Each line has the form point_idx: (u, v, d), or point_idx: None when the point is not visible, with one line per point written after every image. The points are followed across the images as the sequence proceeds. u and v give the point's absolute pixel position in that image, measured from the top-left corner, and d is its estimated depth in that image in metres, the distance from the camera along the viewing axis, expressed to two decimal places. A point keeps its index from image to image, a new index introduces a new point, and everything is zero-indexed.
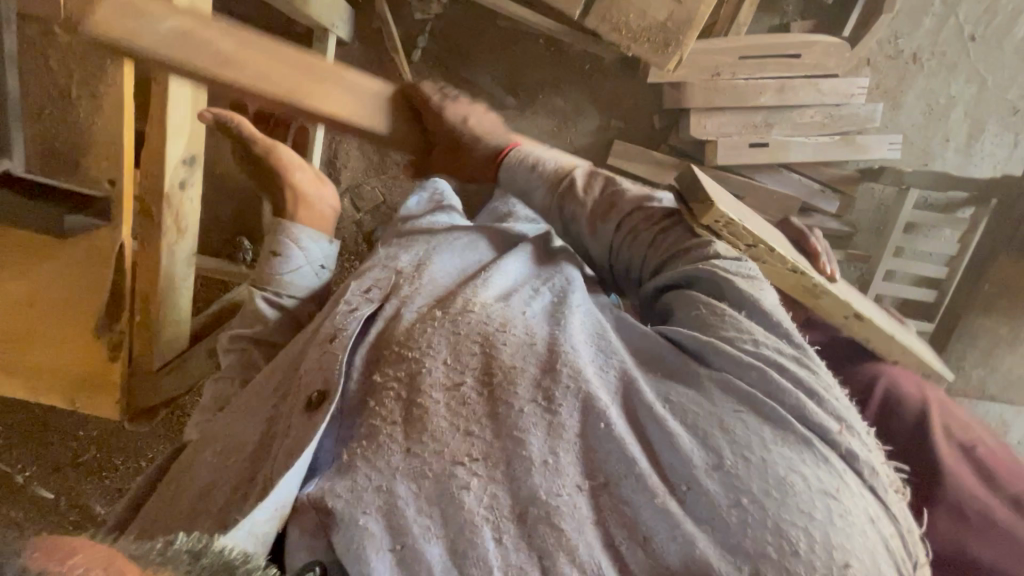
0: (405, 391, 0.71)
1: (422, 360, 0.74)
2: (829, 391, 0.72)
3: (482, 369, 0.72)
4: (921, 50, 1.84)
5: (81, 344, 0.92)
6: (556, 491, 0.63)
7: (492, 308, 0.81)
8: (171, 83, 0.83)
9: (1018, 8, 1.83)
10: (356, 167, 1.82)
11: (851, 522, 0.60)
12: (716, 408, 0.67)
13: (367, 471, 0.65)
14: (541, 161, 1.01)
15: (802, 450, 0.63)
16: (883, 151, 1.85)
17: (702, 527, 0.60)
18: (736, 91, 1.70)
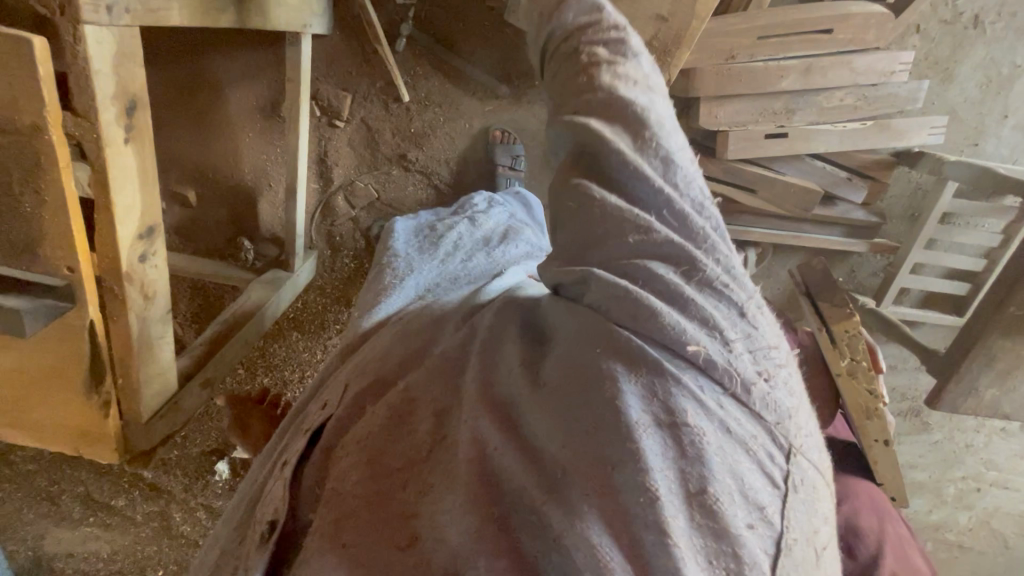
0: (337, 460, 0.62)
1: (348, 454, 0.61)
2: (725, 291, 0.53)
3: (394, 423, 0.60)
4: (984, 12, 1.57)
5: (74, 402, 0.98)
6: (455, 523, 0.51)
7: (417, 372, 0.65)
8: (111, 170, 0.80)
9: None
10: (347, 164, 1.76)
11: (712, 454, 0.47)
12: (561, 353, 0.54)
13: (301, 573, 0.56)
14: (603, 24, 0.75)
15: (650, 384, 0.48)
16: (922, 136, 1.64)
17: (560, 503, 0.48)
18: (754, 76, 1.51)
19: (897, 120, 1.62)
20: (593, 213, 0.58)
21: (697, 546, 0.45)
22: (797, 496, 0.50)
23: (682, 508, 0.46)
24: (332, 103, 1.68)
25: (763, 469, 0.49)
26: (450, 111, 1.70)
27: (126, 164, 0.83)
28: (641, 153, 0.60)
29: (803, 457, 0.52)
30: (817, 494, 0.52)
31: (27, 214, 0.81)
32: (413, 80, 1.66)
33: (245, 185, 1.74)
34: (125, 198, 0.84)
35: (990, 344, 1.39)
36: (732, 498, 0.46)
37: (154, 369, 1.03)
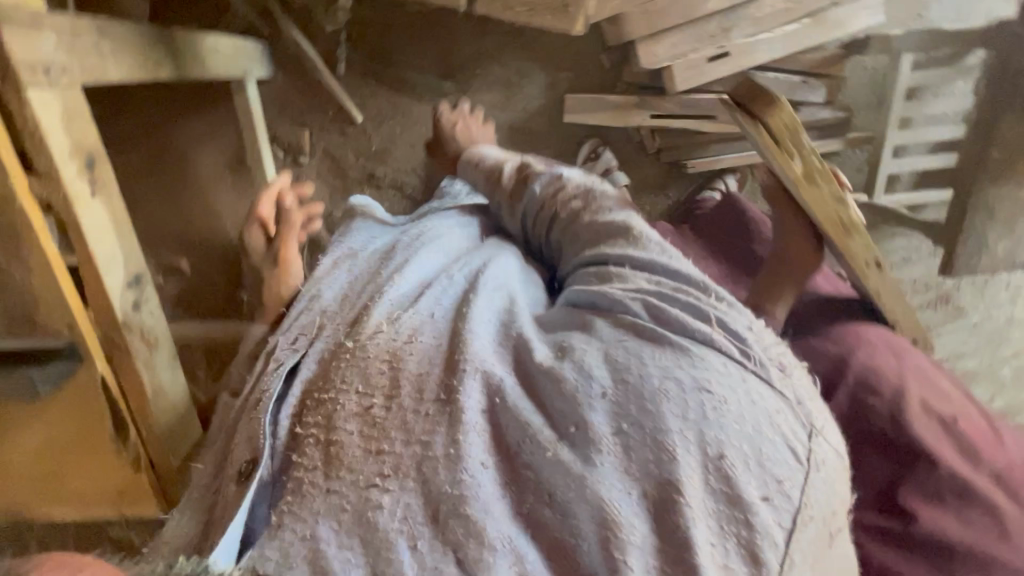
0: (322, 414, 0.74)
1: (338, 397, 0.75)
2: (739, 321, 0.77)
3: (390, 383, 0.74)
4: None
5: (100, 465, 0.99)
6: (463, 466, 0.67)
7: (402, 326, 0.85)
8: (84, 226, 0.85)
9: None
10: (321, 197, 1.80)
11: (725, 413, 0.68)
12: (604, 341, 0.76)
13: (292, 524, 0.67)
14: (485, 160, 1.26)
15: (675, 358, 0.71)
16: (863, 20, 1.64)
17: (597, 454, 0.66)
18: (680, 5, 1.54)
19: (835, 10, 1.62)
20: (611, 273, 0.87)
21: (711, 507, 0.65)
22: (816, 473, 0.68)
23: (699, 469, 0.66)
24: (292, 142, 1.73)
25: (770, 433, 0.68)
26: (404, 120, 1.75)
27: (97, 216, 0.87)
28: (633, 246, 0.90)
29: (819, 435, 0.71)
30: (817, 455, 0.70)
31: (18, 285, 0.85)
32: (362, 100, 1.72)
33: (229, 241, 1.77)
34: (105, 250, 0.89)
35: (986, 194, 1.36)
36: (737, 442, 0.67)
37: (171, 413, 1.04)
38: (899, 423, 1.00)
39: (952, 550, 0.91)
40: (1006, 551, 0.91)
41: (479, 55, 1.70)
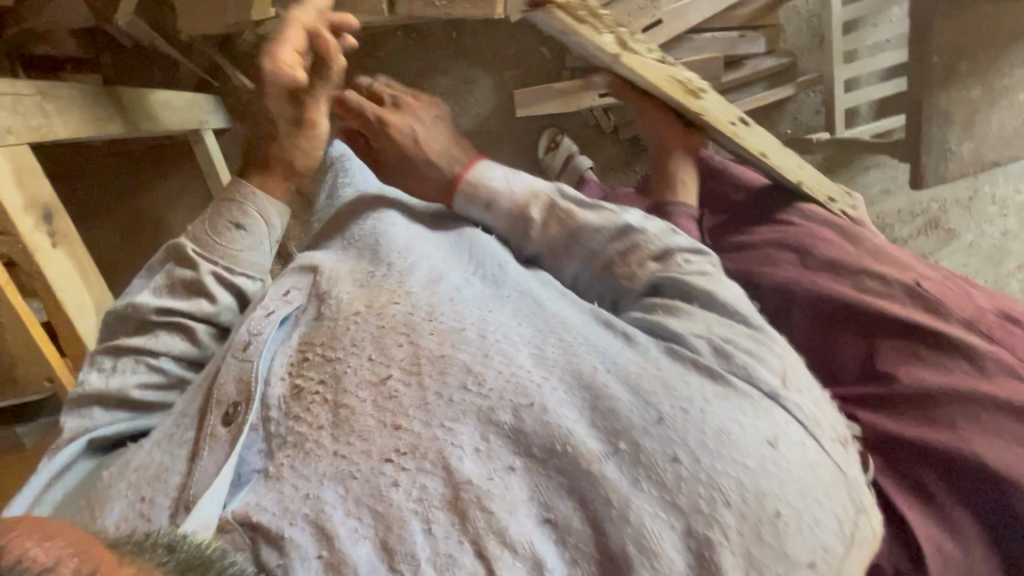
0: (330, 389, 0.67)
1: (346, 358, 0.69)
2: (801, 376, 0.67)
3: (410, 355, 0.67)
4: None
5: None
6: (486, 474, 0.59)
7: (418, 295, 0.74)
8: (46, 270, 0.86)
9: None
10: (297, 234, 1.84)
11: (783, 469, 0.57)
12: (660, 369, 0.64)
13: (293, 481, 0.62)
14: (495, 200, 0.86)
15: (741, 402, 0.61)
16: None
17: (643, 482, 0.57)
18: None
19: None
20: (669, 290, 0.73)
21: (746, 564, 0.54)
22: (856, 545, 0.58)
23: (741, 526, 0.55)
24: None
25: (825, 498, 0.58)
26: None
27: (62, 264, 0.89)
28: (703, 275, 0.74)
29: (870, 512, 0.61)
30: (864, 537, 0.59)
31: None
32: None
33: None
34: (68, 292, 0.89)
35: (937, 102, 1.38)
36: (795, 501, 0.56)
37: None
38: (890, 285, 0.92)
39: (935, 405, 0.78)
40: (988, 387, 0.78)
41: (425, 70, 1.75)
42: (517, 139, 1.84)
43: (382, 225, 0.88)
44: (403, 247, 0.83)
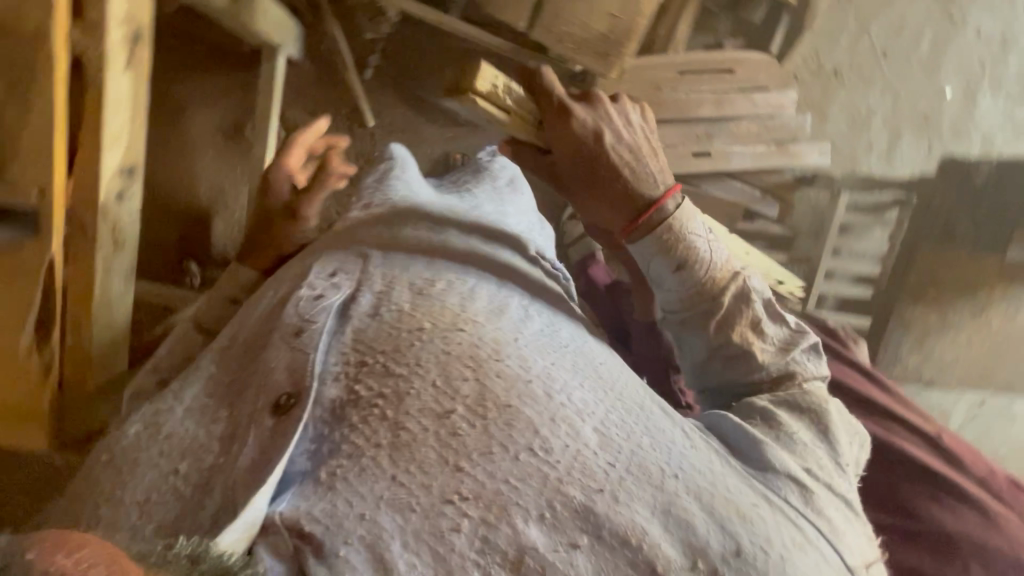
0: (386, 408, 0.63)
1: (410, 377, 0.66)
2: (861, 529, 0.71)
3: (477, 395, 0.65)
4: (841, 66, 2.00)
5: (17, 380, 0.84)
6: (553, 546, 0.57)
7: (484, 328, 0.74)
8: (109, 95, 0.80)
9: (921, 30, 2.01)
10: None
11: None
12: (735, 495, 0.65)
13: (347, 496, 0.57)
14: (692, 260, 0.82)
15: (814, 555, 0.63)
16: (815, 159, 1.96)
17: None
18: (678, 104, 1.80)
19: (794, 145, 1.93)
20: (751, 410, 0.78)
21: None
22: None
23: None
24: (298, 126, 1.73)
25: None
26: (412, 137, 1.83)
27: (126, 102, 0.83)
28: (792, 400, 0.79)
29: None
30: None
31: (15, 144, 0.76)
32: (377, 108, 1.79)
33: (198, 205, 1.69)
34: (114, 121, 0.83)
35: None
36: None
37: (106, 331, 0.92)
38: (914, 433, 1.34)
39: (954, 544, 1.11)
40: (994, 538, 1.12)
41: None
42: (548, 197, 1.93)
43: (449, 242, 0.88)
44: (461, 270, 0.83)
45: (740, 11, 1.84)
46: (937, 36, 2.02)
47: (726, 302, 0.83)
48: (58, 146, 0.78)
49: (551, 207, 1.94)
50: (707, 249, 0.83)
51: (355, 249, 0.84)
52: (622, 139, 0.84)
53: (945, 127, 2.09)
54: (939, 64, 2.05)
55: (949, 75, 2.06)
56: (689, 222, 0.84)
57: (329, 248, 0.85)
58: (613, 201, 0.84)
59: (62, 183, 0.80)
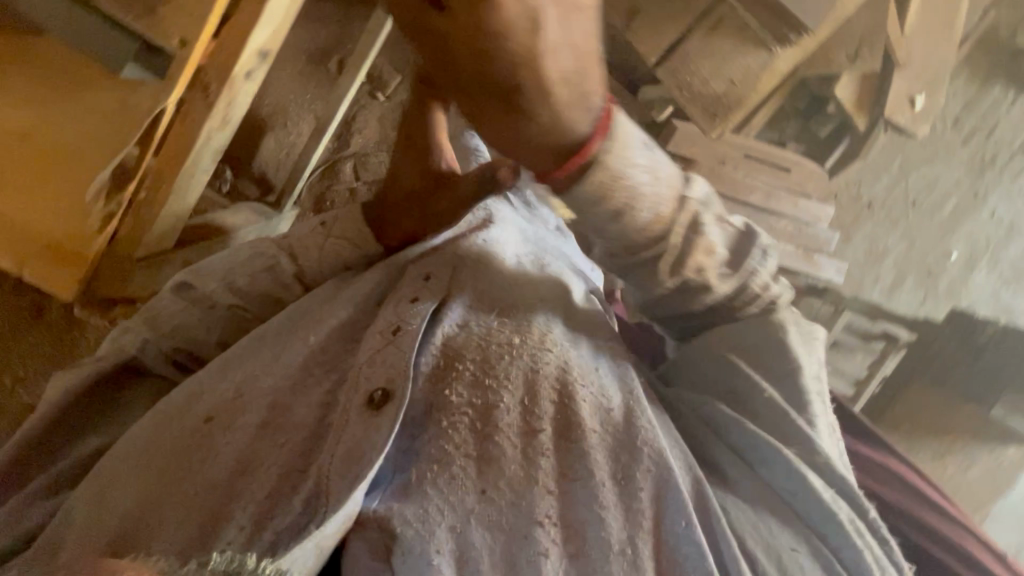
0: (478, 422, 0.72)
1: (499, 393, 0.74)
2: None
3: (563, 419, 0.73)
4: (875, 200, 2.18)
5: (73, 216, 1.02)
6: None
7: (570, 351, 0.80)
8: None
9: (948, 193, 2.21)
10: (369, 136, 1.75)
11: None
12: (799, 554, 0.68)
13: (439, 504, 0.67)
14: (633, 200, 0.68)
15: None
16: (830, 275, 2.03)
17: None
18: (734, 182, 1.89)
19: (817, 256, 2.01)
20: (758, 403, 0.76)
21: None
22: None
23: None
24: (382, 76, 1.75)
25: None
26: None
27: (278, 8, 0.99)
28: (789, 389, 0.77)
29: None
30: None
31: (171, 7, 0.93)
32: None
33: (255, 116, 1.63)
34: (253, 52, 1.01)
35: None
36: None
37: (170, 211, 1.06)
38: None
39: None
40: None
41: None
42: None
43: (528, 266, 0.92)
44: (541, 283, 0.88)
45: (810, 123, 1.98)
46: (959, 204, 2.22)
47: (674, 242, 0.72)
48: (211, 21, 0.95)
49: None
50: (650, 182, 0.68)
51: (449, 255, 0.91)
52: (579, 43, 0.56)
53: (942, 284, 2.26)
54: (954, 229, 2.24)
55: (959, 241, 2.25)
56: (627, 152, 0.65)
57: (411, 262, 0.92)
58: (543, 142, 0.61)
59: (198, 52, 0.96)
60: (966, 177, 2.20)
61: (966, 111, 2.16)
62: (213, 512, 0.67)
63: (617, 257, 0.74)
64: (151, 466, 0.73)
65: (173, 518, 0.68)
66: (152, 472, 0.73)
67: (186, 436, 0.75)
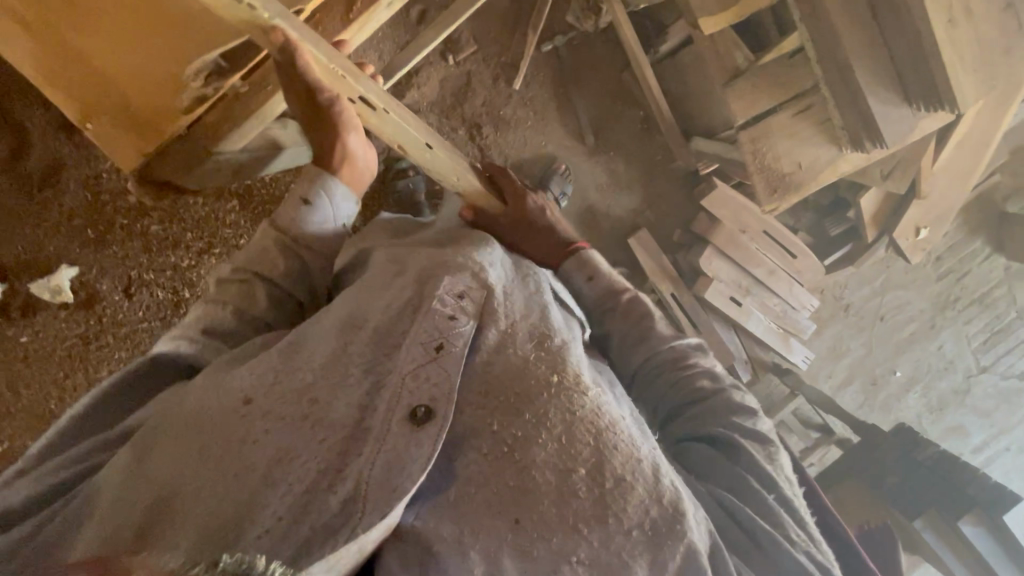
0: (515, 455, 0.72)
1: (536, 429, 0.74)
2: None
3: (595, 462, 0.73)
4: (852, 305, 2.36)
5: (166, 87, 0.88)
6: None
7: (602, 399, 0.80)
8: None
9: (912, 318, 2.42)
10: (425, 95, 1.70)
11: None
12: None
13: (473, 528, 0.69)
14: (597, 276, 1.08)
15: None
16: (797, 359, 2.19)
17: None
18: (746, 252, 1.96)
19: (791, 339, 2.15)
20: (739, 478, 0.87)
21: None
22: None
23: None
24: (458, 41, 1.71)
25: None
26: (539, 123, 1.85)
27: None
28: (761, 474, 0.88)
29: None
30: None
31: None
32: (530, 79, 1.81)
33: None
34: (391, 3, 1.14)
35: None
36: None
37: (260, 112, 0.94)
38: None
39: None
40: None
41: (622, 146, 1.94)
42: (602, 249, 2.00)
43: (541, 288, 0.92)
44: (567, 328, 0.89)
45: (825, 220, 2.12)
46: (916, 329, 2.43)
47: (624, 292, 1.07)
48: None
49: None
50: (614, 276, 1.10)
51: (477, 272, 0.86)
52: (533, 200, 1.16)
53: (882, 395, 2.47)
54: (906, 351, 2.45)
55: (905, 362, 2.46)
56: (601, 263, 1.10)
57: (441, 269, 0.86)
58: (549, 246, 1.11)
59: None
60: (929, 308, 2.42)
61: (948, 251, 2.39)
62: (249, 496, 0.63)
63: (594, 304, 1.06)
64: (186, 444, 0.66)
65: (202, 504, 0.63)
66: (184, 449, 0.66)
67: (221, 417, 0.68)
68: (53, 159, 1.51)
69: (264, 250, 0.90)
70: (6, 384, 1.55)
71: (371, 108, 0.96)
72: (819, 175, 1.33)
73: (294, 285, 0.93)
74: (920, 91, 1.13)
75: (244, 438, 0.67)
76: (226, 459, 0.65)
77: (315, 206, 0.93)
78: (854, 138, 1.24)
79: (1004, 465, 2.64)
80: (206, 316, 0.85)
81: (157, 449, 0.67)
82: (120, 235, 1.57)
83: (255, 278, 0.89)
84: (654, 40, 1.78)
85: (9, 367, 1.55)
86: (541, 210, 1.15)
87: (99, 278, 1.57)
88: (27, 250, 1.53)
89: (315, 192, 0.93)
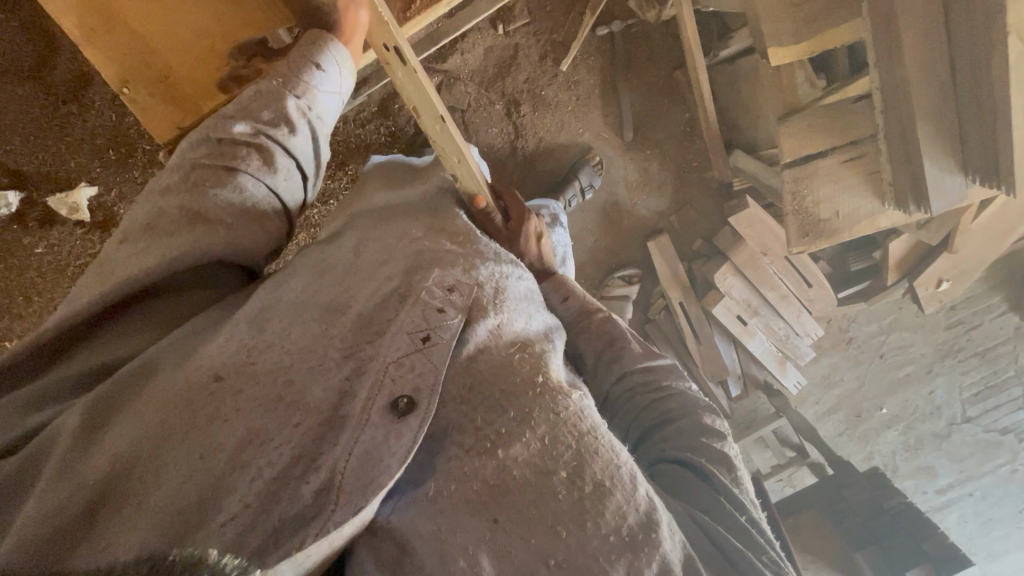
0: (496, 451, 0.73)
1: (520, 428, 0.74)
2: None
3: (575, 465, 0.74)
4: (856, 338, 2.36)
5: (207, 63, 0.93)
6: None
7: (582, 402, 0.80)
8: None
9: (911, 360, 2.42)
10: (468, 63, 1.62)
11: None
12: None
13: (452, 525, 0.69)
14: (573, 297, 1.05)
15: None
16: (789, 383, 2.18)
17: None
18: (763, 274, 1.94)
19: (789, 364, 2.13)
20: (715, 500, 0.86)
21: None
22: None
23: None
24: (511, 10, 1.62)
25: None
26: (579, 109, 1.78)
27: None
28: (736, 497, 0.88)
29: None
30: None
31: None
32: (579, 62, 1.73)
33: None
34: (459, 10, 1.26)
35: None
36: None
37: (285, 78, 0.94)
38: None
39: None
40: None
41: (660, 145, 1.88)
42: (619, 246, 1.98)
43: (523, 269, 0.95)
44: (544, 332, 0.88)
45: (849, 254, 2.09)
46: (912, 372, 2.45)
47: (606, 311, 1.05)
48: None
49: (613, 255, 1.99)
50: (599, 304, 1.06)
51: (471, 271, 0.84)
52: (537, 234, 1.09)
53: (864, 427, 2.51)
54: (898, 390, 2.47)
55: (893, 401, 2.49)
56: (587, 296, 1.06)
57: (429, 264, 0.83)
58: (533, 267, 1.08)
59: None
60: (931, 354, 2.43)
61: (964, 302, 2.37)
62: (217, 480, 0.60)
63: (574, 319, 1.03)
64: (144, 426, 0.62)
65: (160, 490, 0.58)
66: (143, 428, 0.62)
67: (188, 396, 0.64)
68: (79, 74, 1.46)
69: (278, 112, 0.83)
70: (19, 289, 1.58)
71: (400, 59, 0.92)
72: (855, 227, 1.30)
73: (306, 153, 0.87)
74: (978, 162, 1.08)
75: (210, 417, 0.63)
76: (194, 437, 0.62)
77: (325, 70, 0.87)
78: (900, 198, 1.20)
79: (962, 509, 2.72)
80: (208, 182, 0.78)
81: (116, 428, 0.62)
82: (140, 161, 1.55)
83: (267, 142, 0.82)
84: (716, 42, 1.69)
85: (20, 273, 1.58)
86: (539, 239, 1.10)
87: (117, 202, 1.57)
88: (46, 162, 1.50)
89: (324, 56, 0.87)
